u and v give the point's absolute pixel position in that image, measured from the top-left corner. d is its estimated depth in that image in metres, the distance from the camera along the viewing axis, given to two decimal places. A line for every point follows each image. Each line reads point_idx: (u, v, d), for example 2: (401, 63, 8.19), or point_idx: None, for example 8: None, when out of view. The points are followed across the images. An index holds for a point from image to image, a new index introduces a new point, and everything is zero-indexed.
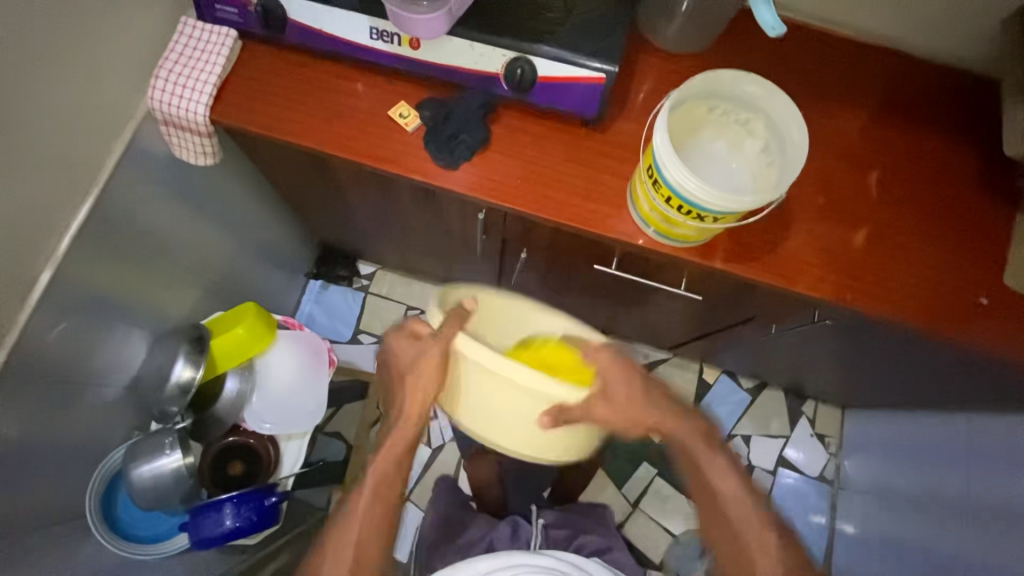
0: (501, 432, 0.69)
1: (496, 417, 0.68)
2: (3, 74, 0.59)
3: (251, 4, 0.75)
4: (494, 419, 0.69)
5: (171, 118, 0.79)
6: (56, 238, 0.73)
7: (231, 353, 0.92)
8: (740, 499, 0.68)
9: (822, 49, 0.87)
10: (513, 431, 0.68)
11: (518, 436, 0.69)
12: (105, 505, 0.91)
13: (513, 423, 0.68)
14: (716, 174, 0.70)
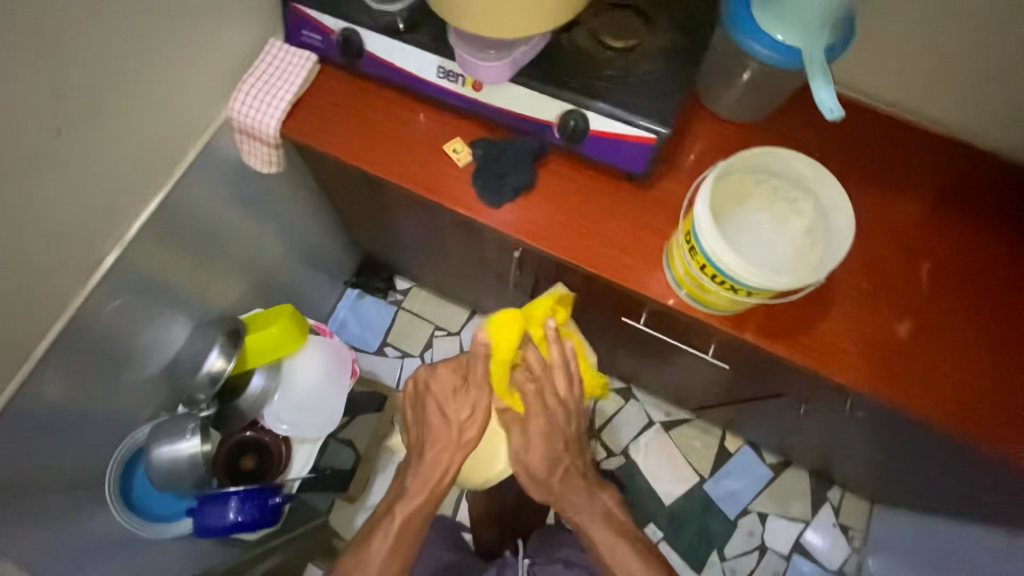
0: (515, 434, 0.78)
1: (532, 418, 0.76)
2: (106, 77, 0.66)
3: (334, 33, 0.82)
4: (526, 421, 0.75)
5: (245, 127, 0.86)
6: (126, 225, 0.79)
7: (262, 352, 0.95)
8: (609, 522, 0.75)
9: (884, 133, 0.85)
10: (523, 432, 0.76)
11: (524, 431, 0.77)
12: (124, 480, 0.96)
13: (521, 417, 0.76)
14: (755, 247, 0.69)
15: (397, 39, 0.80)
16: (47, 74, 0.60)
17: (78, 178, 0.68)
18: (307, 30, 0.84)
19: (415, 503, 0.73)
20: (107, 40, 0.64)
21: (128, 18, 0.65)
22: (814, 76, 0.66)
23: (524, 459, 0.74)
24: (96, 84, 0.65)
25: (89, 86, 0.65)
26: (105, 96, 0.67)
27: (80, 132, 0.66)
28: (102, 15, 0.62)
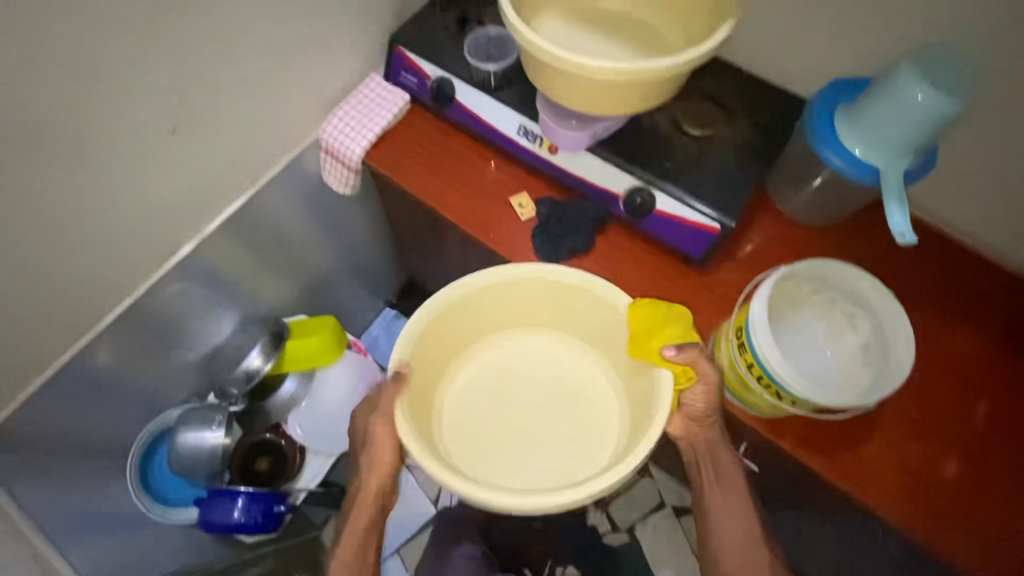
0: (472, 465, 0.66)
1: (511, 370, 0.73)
2: (219, 90, 0.73)
3: (430, 79, 0.87)
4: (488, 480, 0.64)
5: (331, 149, 0.92)
6: (206, 221, 0.85)
7: (300, 359, 0.98)
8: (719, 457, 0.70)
9: (951, 262, 0.83)
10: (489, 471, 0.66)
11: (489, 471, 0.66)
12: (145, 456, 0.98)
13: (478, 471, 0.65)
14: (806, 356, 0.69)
15: (486, 94, 0.85)
16: (174, 82, 0.67)
17: (176, 173, 0.75)
18: (405, 72, 0.90)
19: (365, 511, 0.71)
20: (229, 59, 0.71)
21: (251, 43, 0.73)
22: (889, 198, 0.67)
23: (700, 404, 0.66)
24: (212, 95, 0.72)
25: (203, 97, 0.71)
26: (217, 106, 0.74)
27: (188, 135, 0.73)
28: (230, 38, 0.70)
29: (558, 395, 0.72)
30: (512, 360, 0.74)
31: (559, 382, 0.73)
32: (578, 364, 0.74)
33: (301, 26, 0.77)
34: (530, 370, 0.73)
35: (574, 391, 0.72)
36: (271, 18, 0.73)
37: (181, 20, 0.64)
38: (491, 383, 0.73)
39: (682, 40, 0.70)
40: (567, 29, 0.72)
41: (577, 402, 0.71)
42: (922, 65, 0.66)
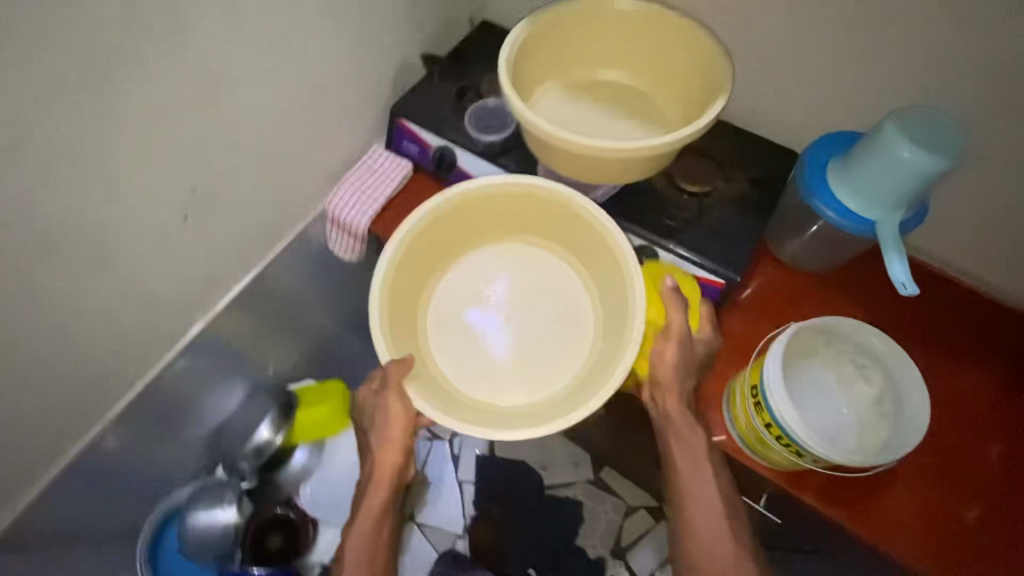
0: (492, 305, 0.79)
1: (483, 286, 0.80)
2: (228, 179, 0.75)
3: (432, 148, 0.90)
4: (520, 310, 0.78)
5: (336, 220, 0.93)
6: (214, 301, 0.86)
7: (310, 429, 0.99)
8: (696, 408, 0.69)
9: (952, 303, 0.85)
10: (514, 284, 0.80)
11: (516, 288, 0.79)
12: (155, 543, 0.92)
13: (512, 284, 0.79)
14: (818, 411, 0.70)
15: (489, 161, 0.88)
16: (184, 178, 0.69)
17: (186, 259, 0.76)
18: (408, 141, 0.93)
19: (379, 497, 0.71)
20: (237, 151, 0.74)
21: (259, 133, 0.75)
22: (889, 250, 0.69)
23: (669, 362, 0.67)
24: (221, 184, 0.75)
25: (213, 187, 0.74)
26: (226, 194, 0.76)
27: (200, 223, 0.75)
28: (239, 131, 0.72)
29: (531, 289, 0.80)
30: (488, 270, 0.81)
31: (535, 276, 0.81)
32: (542, 260, 0.81)
33: (306, 111, 0.80)
34: (501, 273, 0.80)
35: (544, 285, 0.80)
36: (278, 108, 0.76)
37: (192, 121, 0.66)
38: (466, 291, 0.80)
39: (675, 114, 0.74)
40: (568, 103, 0.75)
41: (549, 296, 0.80)
42: (910, 122, 0.68)
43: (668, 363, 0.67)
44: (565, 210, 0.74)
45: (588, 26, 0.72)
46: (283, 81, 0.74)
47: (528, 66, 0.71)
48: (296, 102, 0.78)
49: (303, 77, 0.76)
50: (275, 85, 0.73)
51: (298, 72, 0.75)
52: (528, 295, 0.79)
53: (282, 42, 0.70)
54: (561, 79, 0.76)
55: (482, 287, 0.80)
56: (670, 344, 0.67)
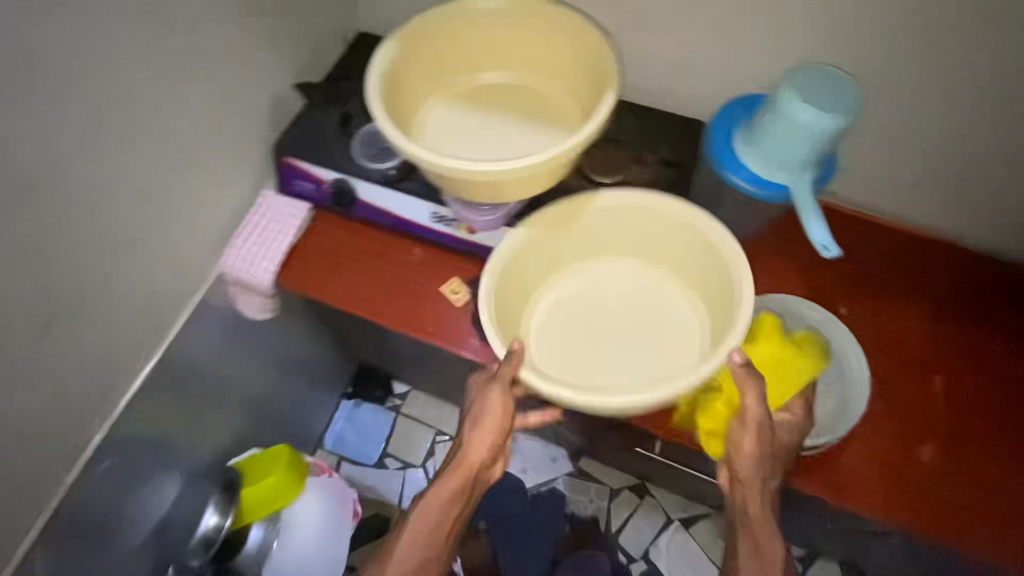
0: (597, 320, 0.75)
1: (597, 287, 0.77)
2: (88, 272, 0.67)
3: (326, 183, 0.83)
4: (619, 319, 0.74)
5: (240, 280, 0.85)
6: (114, 400, 0.77)
7: (260, 503, 0.90)
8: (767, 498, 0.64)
9: (880, 243, 0.84)
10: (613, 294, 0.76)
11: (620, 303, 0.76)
12: None
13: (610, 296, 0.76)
14: None
15: (391, 187, 0.81)
16: (26, 285, 0.61)
17: (56, 372, 0.68)
18: (300, 180, 0.85)
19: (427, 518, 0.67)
20: (87, 238, 0.65)
21: (107, 214, 0.67)
22: (805, 212, 0.68)
23: (738, 451, 0.63)
24: (78, 282, 0.66)
25: (72, 285, 0.66)
26: (88, 291, 0.68)
27: (65, 328, 0.67)
28: (79, 220, 0.64)
29: (644, 318, 0.75)
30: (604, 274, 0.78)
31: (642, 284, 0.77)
32: (662, 297, 0.76)
33: (160, 177, 0.72)
34: (620, 297, 0.76)
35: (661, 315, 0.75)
36: (123, 183, 0.67)
37: (10, 220, 0.58)
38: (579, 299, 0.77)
39: (573, 105, 0.68)
40: (457, 116, 0.68)
41: (664, 326, 0.74)
42: (804, 81, 0.67)
43: (742, 453, 0.62)
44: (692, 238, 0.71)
45: (462, 30, 0.66)
46: (117, 152, 0.65)
47: (403, 87, 0.64)
48: (143, 170, 0.69)
49: (142, 142, 0.68)
50: (114, 160, 0.65)
51: (134, 138, 0.67)
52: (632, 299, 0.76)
53: (100, 109, 0.62)
54: (445, 92, 0.69)
55: (601, 306, 0.76)
56: (746, 436, 0.62)
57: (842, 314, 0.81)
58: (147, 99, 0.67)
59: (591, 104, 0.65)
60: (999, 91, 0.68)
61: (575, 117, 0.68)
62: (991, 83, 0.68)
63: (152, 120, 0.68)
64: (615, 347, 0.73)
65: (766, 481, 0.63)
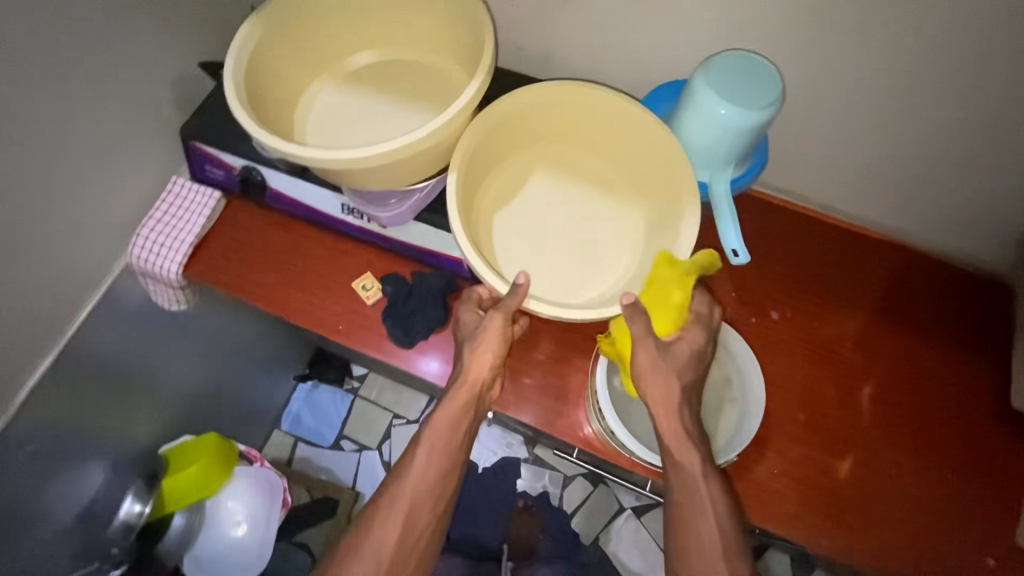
0: (530, 210, 0.70)
1: (524, 181, 0.71)
2: None
3: (236, 170, 0.80)
4: (556, 208, 0.71)
5: (147, 271, 0.81)
6: (16, 390, 0.75)
7: (183, 492, 0.89)
8: (689, 415, 0.62)
9: (817, 242, 0.80)
10: (545, 186, 0.71)
11: (548, 191, 0.71)
12: None
13: (541, 187, 0.71)
14: None
15: (298, 177, 0.77)
16: None
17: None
18: (210, 166, 0.81)
19: (426, 474, 0.67)
20: None
21: None
22: (720, 218, 0.64)
23: (645, 368, 0.60)
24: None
25: None
26: None
27: None
28: None
29: (586, 203, 0.71)
30: (527, 163, 0.72)
31: (572, 171, 0.72)
32: (594, 182, 0.72)
33: (47, 163, 0.67)
34: (551, 184, 0.71)
35: (598, 200, 0.71)
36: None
37: None
38: (510, 193, 0.71)
39: (461, 76, 0.66)
40: (345, 94, 0.67)
41: (602, 209, 0.71)
42: (721, 69, 0.61)
43: (648, 365, 0.60)
44: (641, 122, 0.65)
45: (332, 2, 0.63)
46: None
47: (278, 77, 0.63)
48: (24, 155, 0.64)
49: (18, 125, 0.63)
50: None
51: (7, 122, 0.62)
52: (560, 189, 0.71)
53: None
54: (332, 71, 0.68)
55: (536, 193, 0.71)
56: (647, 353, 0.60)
57: (772, 319, 0.77)
58: (21, 79, 0.61)
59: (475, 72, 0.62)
60: (953, 82, 0.62)
61: (464, 78, 0.66)
62: (945, 73, 0.61)
63: (29, 101, 0.63)
64: (564, 238, 0.69)
65: (676, 399, 0.61)
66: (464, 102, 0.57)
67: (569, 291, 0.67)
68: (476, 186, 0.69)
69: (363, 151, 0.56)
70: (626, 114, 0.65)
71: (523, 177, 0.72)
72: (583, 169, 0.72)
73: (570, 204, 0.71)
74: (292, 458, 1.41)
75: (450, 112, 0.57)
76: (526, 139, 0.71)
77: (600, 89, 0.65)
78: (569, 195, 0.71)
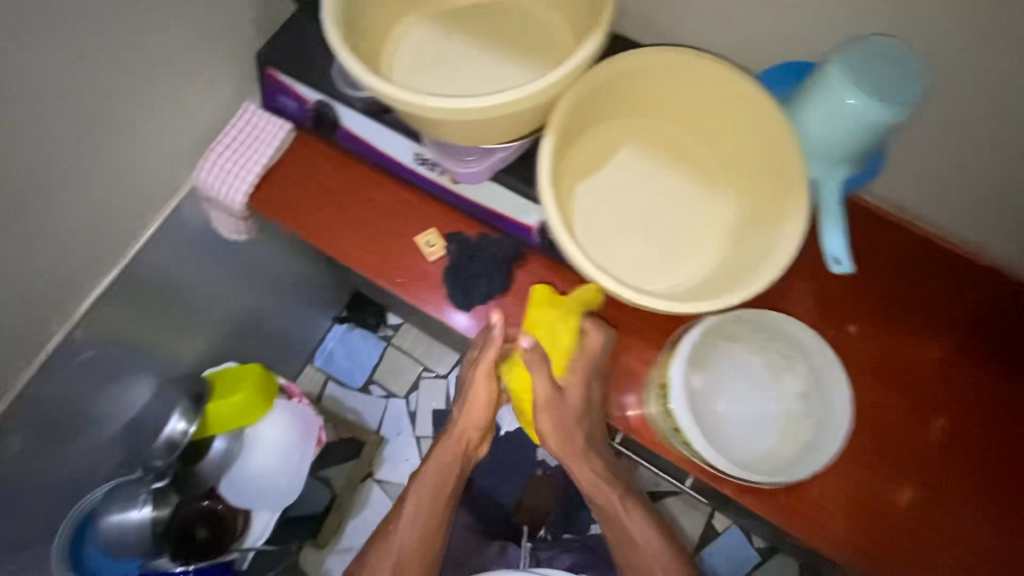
0: (613, 184, 0.65)
1: (609, 149, 0.66)
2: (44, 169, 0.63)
3: (309, 104, 0.77)
4: (640, 184, 0.66)
5: (212, 197, 0.80)
6: (79, 302, 0.76)
7: (226, 418, 0.91)
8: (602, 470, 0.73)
9: (914, 259, 0.74)
10: (630, 157, 0.66)
11: (634, 164, 0.66)
12: (75, 547, 0.87)
13: (626, 158, 0.66)
14: (733, 406, 0.71)
15: (374, 119, 0.73)
16: None
17: (9, 274, 0.66)
18: (283, 96, 0.78)
19: (425, 490, 0.77)
20: (43, 136, 0.61)
21: (67, 112, 0.62)
22: (825, 222, 0.58)
23: (560, 418, 0.66)
24: (25, 184, 0.62)
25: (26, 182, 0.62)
26: (44, 190, 0.64)
27: (13, 230, 0.63)
28: (38, 115, 0.59)
29: (673, 186, 0.66)
30: (615, 129, 0.66)
31: (662, 144, 0.66)
32: (684, 162, 0.66)
33: (125, 76, 0.65)
34: (639, 156, 0.66)
35: (687, 183, 0.66)
36: (73, 81, 0.60)
37: None
38: (592, 161, 0.65)
39: (563, 31, 0.60)
40: (438, 33, 0.62)
41: (689, 193, 0.66)
42: (864, 56, 0.54)
43: (546, 426, 0.67)
44: (757, 107, 0.59)
45: None
46: (61, 41, 0.57)
47: (369, 12, 0.58)
48: (105, 66, 0.62)
49: (100, 34, 0.60)
50: (79, 53, 0.59)
51: (95, 32, 0.60)
52: (647, 163, 0.66)
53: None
54: (428, 8, 0.63)
55: (621, 165, 0.66)
56: (541, 386, 0.65)
57: (850, 334, 0.72)
58: None
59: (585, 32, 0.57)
60: None
61: (569, 37, 0.60)
62: None
63: (118, 13, 0.60)
64: (647, 220, 0.65)
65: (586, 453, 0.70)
66: (575, 65, 0.52)
67: (645, 278, 0.63)
68: (562, 151, 0.63)
69: (468, 103, 0.52)
70: (741, 95, 0.59)
71: (610, 144, 0.66)
72: (674, 144, 0.66)
73: (655, 181, 0.66)
74: (322, 395, 1.44)
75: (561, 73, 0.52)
76: (621, 107, 0.64)
77: (719, 63, 0.58)
78: (655, 172, 0.66)
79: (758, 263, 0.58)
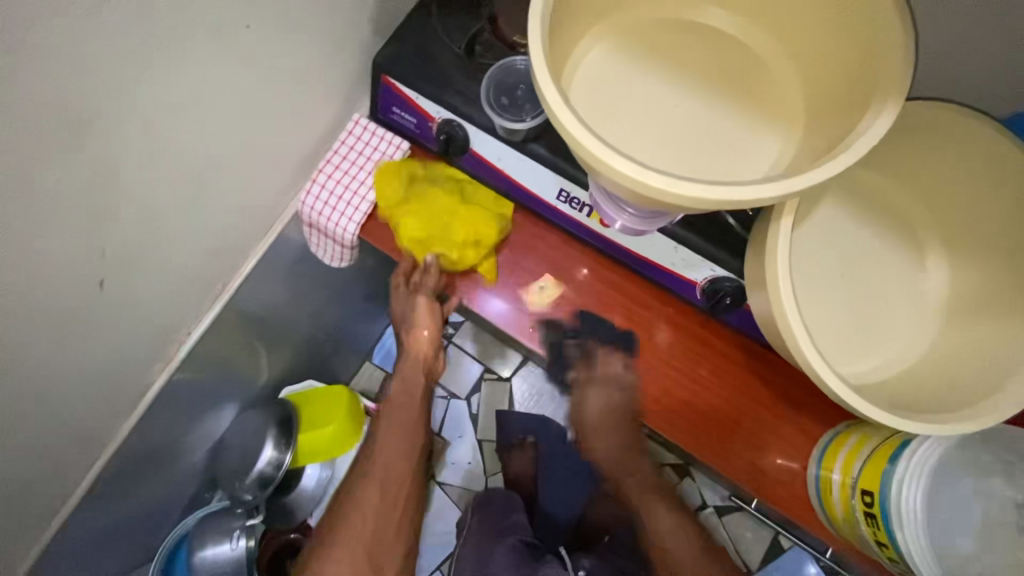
0: (818, 246, 0.56)
1: (817, 205, 0.57)
2: (156, 221, 0.55)
3: (434, 122, 0.65)
4: (847, 248, 0.57)
5: (317, 224, 0.72)
6: (178, 345, 0.70)
7: (318, 448, 0.86)
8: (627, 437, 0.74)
9: None
10: (841, 216, 0.57)
11: (844, 225, 0.57)
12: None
13: (833, 216, 0.57)
14: (941, 517, 0.53)
15: (514, 148, 0.63)
16: (96, 246, 0.50)
17: (120, 327, 0.59)
18: (400, 110, 0.67)
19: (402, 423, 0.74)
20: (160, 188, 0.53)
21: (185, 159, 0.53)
22: None
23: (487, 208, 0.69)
24: (139, 234, 0.54)
25: (139, 237, 0.54)
26: (154, 242, 0.56)
27: (123, 283, 0.56)
28: (156, 168, 0.51)
29: (886, 253, 0.57)
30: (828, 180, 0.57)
31: (876, 203, 0.57)
32: (897, 227, 0.57)
33: (243, 110, 0.55)
34: (850, 216, 0.57)
35: (900, 250, 0.57)
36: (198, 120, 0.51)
37: (86, 179, 0.45)
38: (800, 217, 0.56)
39: (794, 87, 0.48)
40: (629, 63, 0.49)
41: (901, 265, 0.57)
42: None
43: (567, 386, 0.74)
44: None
45: None
46: (194, 78, 0.48)
47: (562, 31, 0.45)
48: (225, 104, 0.53)
49: (225, 69, 0.50)
50: (202, 95, 0.50)
51: (221, 70, 0.50)
52: (857, 225, 0.57)
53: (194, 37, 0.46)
54: (620, 23, 0.49)
55: (829, 224, 0.57)
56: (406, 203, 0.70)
57: None
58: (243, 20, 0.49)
59: (836, 102, 0.43)
60: None
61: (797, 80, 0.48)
62: None
63: (246, 44, 0.50)
64: (853, 291, 0.56)
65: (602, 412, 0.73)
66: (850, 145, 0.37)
67: (843, 359, 0.55)
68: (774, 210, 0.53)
69: (655, 178, 0.37)
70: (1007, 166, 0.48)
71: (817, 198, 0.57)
72: (888, 205, 0.57)
73: (865, 245, 0.57)
74: None
75: (801, 181, 0.36)
76: None
77: (993, 127, 0.47)
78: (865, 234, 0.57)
79: (995, 371, 0.48)
